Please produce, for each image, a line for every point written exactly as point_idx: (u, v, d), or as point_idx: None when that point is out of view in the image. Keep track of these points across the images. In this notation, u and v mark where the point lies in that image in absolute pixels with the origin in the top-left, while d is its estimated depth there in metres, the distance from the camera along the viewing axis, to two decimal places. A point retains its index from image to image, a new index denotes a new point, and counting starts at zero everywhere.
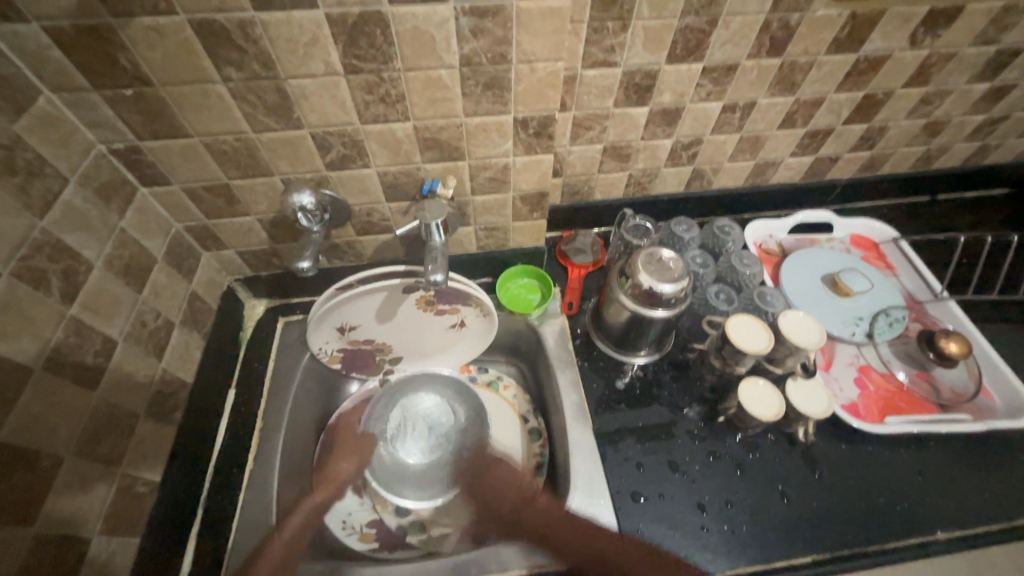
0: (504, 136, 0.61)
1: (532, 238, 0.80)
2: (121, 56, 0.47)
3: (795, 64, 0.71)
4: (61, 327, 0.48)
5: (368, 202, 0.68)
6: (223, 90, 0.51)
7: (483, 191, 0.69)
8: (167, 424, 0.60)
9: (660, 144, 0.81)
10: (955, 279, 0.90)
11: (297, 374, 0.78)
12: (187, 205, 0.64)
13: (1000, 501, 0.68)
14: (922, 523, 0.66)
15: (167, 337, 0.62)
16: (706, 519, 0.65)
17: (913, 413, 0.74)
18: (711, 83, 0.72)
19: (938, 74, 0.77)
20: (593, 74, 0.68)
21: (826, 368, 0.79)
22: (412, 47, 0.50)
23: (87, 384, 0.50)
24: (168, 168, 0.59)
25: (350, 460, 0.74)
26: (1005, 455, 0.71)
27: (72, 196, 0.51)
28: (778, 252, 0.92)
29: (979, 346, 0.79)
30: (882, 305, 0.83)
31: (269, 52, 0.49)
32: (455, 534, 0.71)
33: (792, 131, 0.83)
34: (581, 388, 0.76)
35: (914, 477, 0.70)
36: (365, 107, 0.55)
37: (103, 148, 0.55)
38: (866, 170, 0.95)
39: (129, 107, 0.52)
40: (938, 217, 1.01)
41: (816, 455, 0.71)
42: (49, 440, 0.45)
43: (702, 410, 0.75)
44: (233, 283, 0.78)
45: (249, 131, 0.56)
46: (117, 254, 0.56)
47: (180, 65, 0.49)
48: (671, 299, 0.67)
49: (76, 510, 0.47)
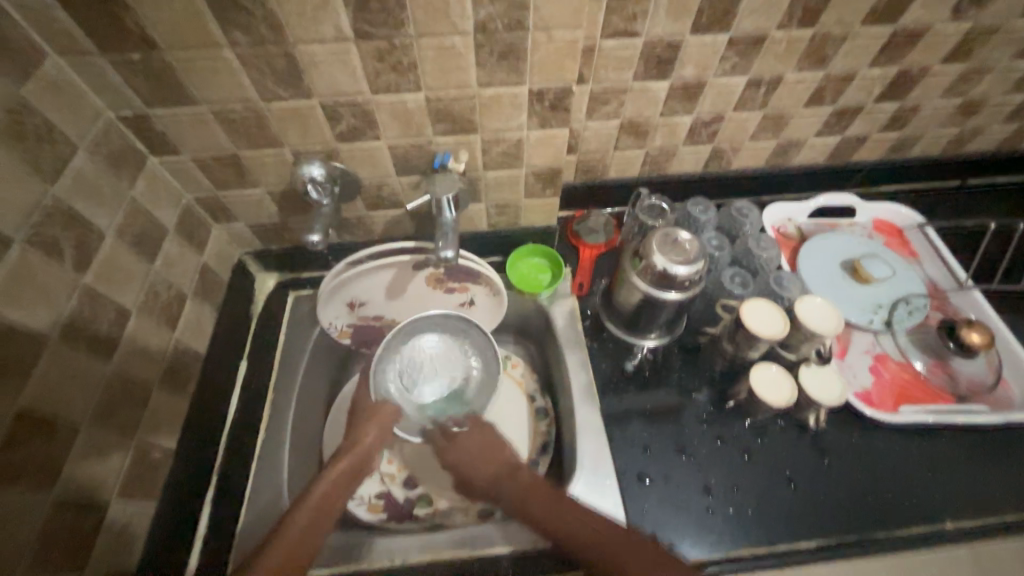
0: (518, 108, 0.59)
1: (544, 216, 0.79)
2: (127, 17, 0.46)
3: (827, 36, 0.67)
4: (76, 296, 0.48)
5: (378, 177, 0.67)
6: (230, 56, 0.50)
7: (495, 167, 0.67)
8: (180, 394, 0.61)
9: (679, 121, 0.78)
10: (981, 268, 0.87)
11: (307, 348, 0.78)
12: (197, 177, 0.63)
13: (1013, 493, 0.67)
14: (930, 513, 0.66)
15: (179, 309, 0.63)
16: (710, 502, 0.65)
17: (927, 404, 0.73)
18: (736, 56, 0.68)
19: (981, 49, 0.72)
20: (612, 45, 0.65)
21: (840, 356, 0.77)
22: (425, 11, 0.48)
23: (102, 353, 0.51)
24: (177, 137, 0.58)
25: (351, 454, 0.64)
26: (1021, 449, 0.70)
27: (83, 164, 0.51)
28: (797, 237, 0.89)
29: (1002, 338, 0.77)
30: (902, 293, 0.81)
31: (277, 16, 0.47)
32: (462, 508, 0.73)
33: (818, 109, 0.79)
34: (589, 369, 0.76)
35: (924, 468, 0.69)
36: (376, 76, 0.54)
37: (112, 116, 0.54)
38: (895, 151, 0.91)
39: (137, 73, 0.51)
40: (967, 203, 0.97)
41: (826, 442, 0.71)
42: (66, 406, 0.46)
43: (711, 395, 0.74)
44: (244, 256, 0.78)
45: (258, 100, 0.55)
46: (128, 224, 0.56)
47: (187, 28, 0.47)
48: (685, 281, 0.66)
49: (94, 474, 0.49)
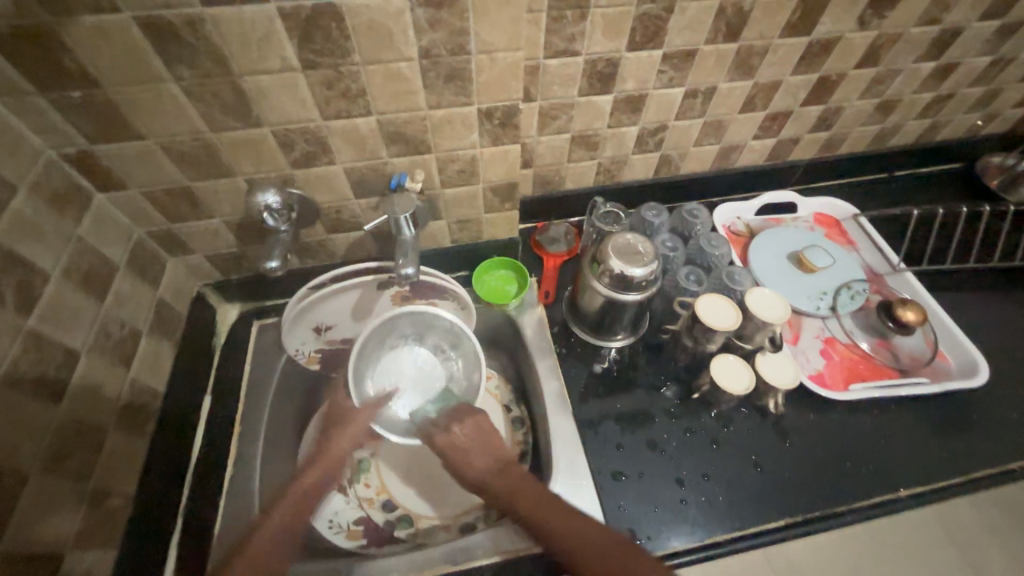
0: (469, 128, 0.62)
1: (506, 229, 0.81)
2: (64, 56, 0.45)
3: (751, 48, 0.73)
4: (18, 340, 0.47)
5: (337, 200, 0.67)
6: (176, 90, 0.50)
7: (453, 185, 0.69)
8: (138, 435, 0.59)
9: (627, 131, 0.82)
10: (913, 250, 0.94)
11: (275, 377, 0.77)
12: (148, 211, 0.62)
13: (958, 457, 0.72)
14: (887, 482, 0.70)
15: (134, 347, 0.61)
16: (684, 493, 0.67)
17: (875, 380, 0.78)
18: (671, 69, 0.73)
19: (888, 55, 0.80)
20: (555, 64, 0.68)
21: (794, 342, 0.82)
22: (369, 40, 0.50)
23: (50, 398, 0.49)
24: (124, 172, 0.57)
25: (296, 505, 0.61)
26: (962, 415, 0.76)
27: (23, 205, 0.49)
28: (746, 234, 0.95)
29: (935, 314, 0.83)
30: (843, 279, 0.87)
31: (222, 50, 0.48)
32: (443, 525, 0.72)
33: (753, 114, 0.85)
34: (560, 375, 0.78)
35: (878, 440, 0.73)
36: (326, 102, 0.55)
37: (54, 154, 0.53)
38: (826, 150, 0.99)
39: (78, 111, 0.50)
40: (896, 192, 1.05)
41: (787, 425, 0.74)
42: (12, 455, 0.44)
43: (678, 389, 0.77)
44: (204, 288, 0.77)
45: (207, 131, 0.55)
46: (74, 263, 0.54)
47: (129, 66, 0.47)
48: (642, 282, 0.69)
49: (45, 525, 0.46)
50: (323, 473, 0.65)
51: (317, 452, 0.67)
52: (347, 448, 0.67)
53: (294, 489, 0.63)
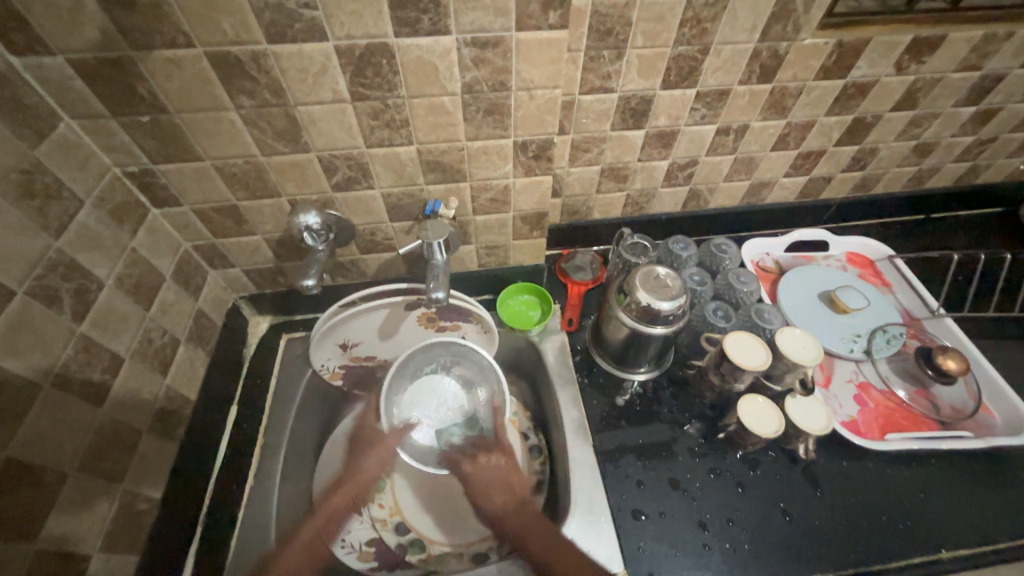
0: (504, 158, 0.63)
1: (533, 255, 0.82)
2: (140, 84, 0.49)
3: (785, 89, 0.73)
4: (71, 344, 0.49)
5: (372, 223, 0.70)
6: (234, 117, 0.54)
7: (484, 212, 0.71)
8: (169, 441, 0.61)
9: (657, 165, 0.83)
10: (952, 295, 0.91)
11: (299, 391, 0.78)
12: (196, 225, 0.66)
13: (1006, 520, 0.67)
14: (926, 542, 0.65)
15: (172, 355, 0.63)
16: (707, 538, 0.64)
17: (913, 431, 0.74)
18: (704, 107, 0.74)
19: (926, 98, 0.79)
20: (590, 100, 0.70)
21: (825, 385, 0.79)
22: (416, 76, 0.53)
23: (93, 401, 0.51)
24: (179, 190, 0.61)
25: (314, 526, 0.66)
26: (1010, 475, 0.71)
27: (87, 217, 0.53)
28: (775, 270, 0.93)
29: (978, 363, 0.79)
30: (878, 322, 0.84)
31: (280, 82, 0.51)
32: (456, 553, 0.71)
33: (785, 152, 0.85)
34: (581, 405, 0.77)
35: (916, 495, 0.69)
36: (370, 131, 0.58)
37: (119, 171, 0.57)
38: (860, 189, 0.97)
39: (145, 133, 0.54)
40: (933, 234, 1.02)
41: (817, 473, 0.71)
42: (54, 455, 0.46)
43: (702, 428, 0.75)
44: (239, 300, 0.80)
45: (259, 155, 0.58)
46: (126, 273, 0.57)
47: (195, 94, 0.51)
48: (669, 315, 0.68)
49: (76, 526, 0.48)
50: (351, 494, 0.70)
51: (347, 470, 0.71)
52: (371, 467, 0.71)
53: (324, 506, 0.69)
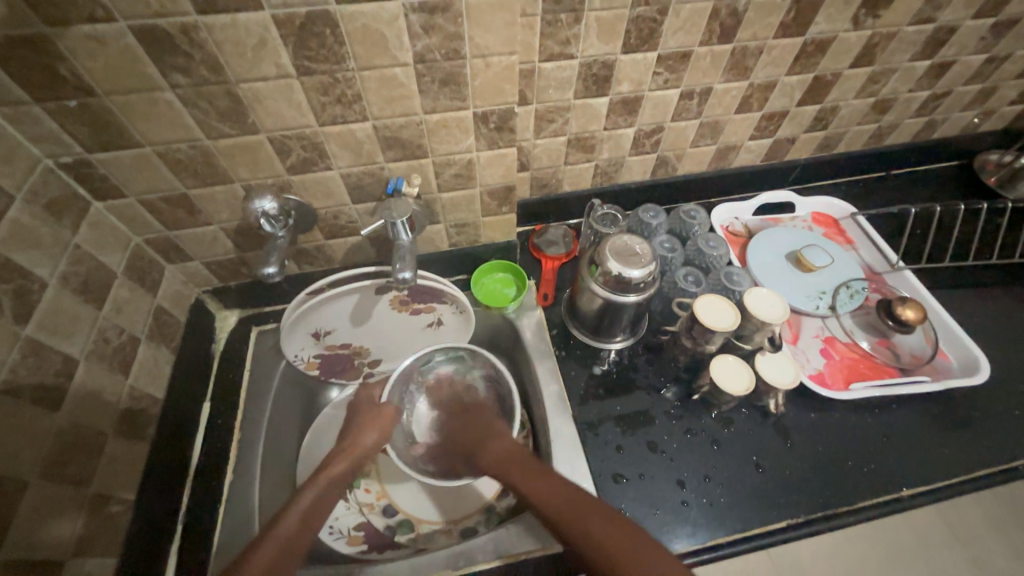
0: (465, 131, 0.62)
1: (503, 232, 0.81)
2: (61, 65, 0.46)
3: (745, 49, 0.73)
4: (17, 348, 0.47)
5: (334, 206, 0.68)
6: (172, 97, 0.50)
7: (450, 189, 0.69)
8: (138, 441, 0.59)
9: (623, 133, 0.82)
10: (911, 248, 0.94)
11: (274, 383, 0.77)
12: (145, 218, 0.63)
13: (961, 455, 0.72)
14: (889, 482, 0.69)
15: (133, 354, 0.61)
16: (685, 495, 0.67)
17: (875, 379, 0.77)
18: (666, 71, 0.73)
19: (883, 53, 0.80)
20: (550, 67, 0.68)
21: (793, 341, 0.81)
22: (364, 45, 0.50)
23: (48, 406, 0.49)
24: (122, 180, 0.57)
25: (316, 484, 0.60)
26: (967, 415, 0.75)
27: (20, 213, 0.49)
28: (744, 234, 0.95)
29: (934, 311, 0.83)
30: (842, 278, 0.87)
31: (217, 57, 0.48)
32: (444, 529, 0.72)
33: (749, 115, 0.85)
34: (559, 377, 0.77)
35: (879, 439, 0.73)
36: (322, 108, 0.55)
37: (51, 163, 0.53)
38: (823, 149, 0.99)
39: (75, 119, 0.50)
40: (894, 190, 1.05)
41: (787, 425, 0.74)
42: (11, 464, 0.44)
43: (678, 391, 0.76)
44: (202, 294, 0.77)
45: (204, 138, 0.55)
46: (72, 271, 0.54)
47: (125, 73, 0.47)
48: (640, 283, 0.69)
49: (44, 533, 0.46)
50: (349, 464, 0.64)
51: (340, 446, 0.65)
52: (372, 444, 0.67)
53: (323, 478, 0.61)
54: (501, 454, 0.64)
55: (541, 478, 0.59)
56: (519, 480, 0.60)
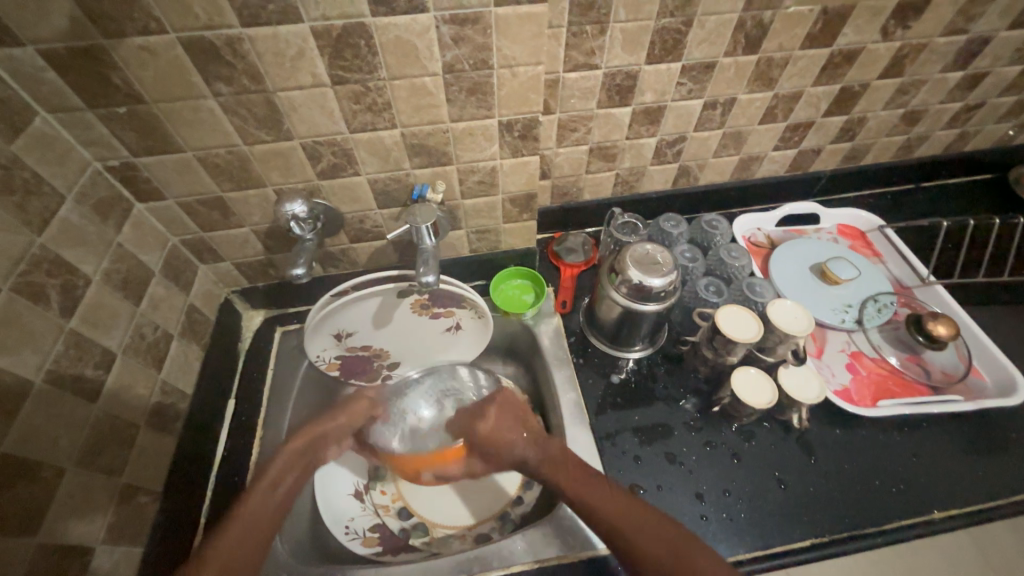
0: (489, 139, 0.63)
1: (524, 238, 0.82)
2: (115, 75, 0.49)
3: (770, 60, 0.73)
4: (61, 340, 0.49)
5: (360, 210, 0.69)
6: (214, 105, 0.53)
7: (473, 195, 0.71)
8: (166, 435, 0.61)
9: (645, 143, 0.82)
10: (942, 263, 0.91)
11: (297, 382, 0.79)
12: (183, 219, 0.65)
13: (996, 478, 0.69)
14: (920, 504, 0.67)
15: (165, 350, 0.63)
16: (705, 509, 0.65)
17: (904, 396, 0.75)
18: (690, 81, 0.74)
19: (912, 64, 0.79)
20: (575, 77, 0.69)
21: (818, 355, 0.80)
22: (395, 56, 0.52)
23: (87, 396, 0.51)
24: (162, 183, 0.60)
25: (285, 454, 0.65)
26: (1002, 436, 0.72)
27: (70, 213, 0.52)
28: (767, 245, 0.94)
29: (967, 329, 0.80)
30: (870, 291, 0.85)
31: (257, 67, 0.50)
32: (458, 535, 0.72)
33: (773, 125, 0.84)
34: (577, 386, 0.77)
35: (908, 458, 0.70)
36: (353, 115, 0.57)
37: (100, 166, 0.56)
38: (849, 161, 0.97)
39: (124, 124, 0.53)
40: (924, 203, 1.02)
41: (811, 441, 0.72)
42: (50, 450, 0.46)
43: (697, 402, 0.75)
44: (231, 294, 0.79)
45: (241, 144, 0.57)
46: (114, 268, 0.57)
47: (172, 83, 0.50)
48: (660, 293, 0.69)
49: (79, 519, 0.48)
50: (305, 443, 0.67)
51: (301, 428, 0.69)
52: (335, 427, 0.71)
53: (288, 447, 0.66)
54: (558, 459, 0.64)
55: (596, 486, 0.59)
56: (574, 487, 0.59)
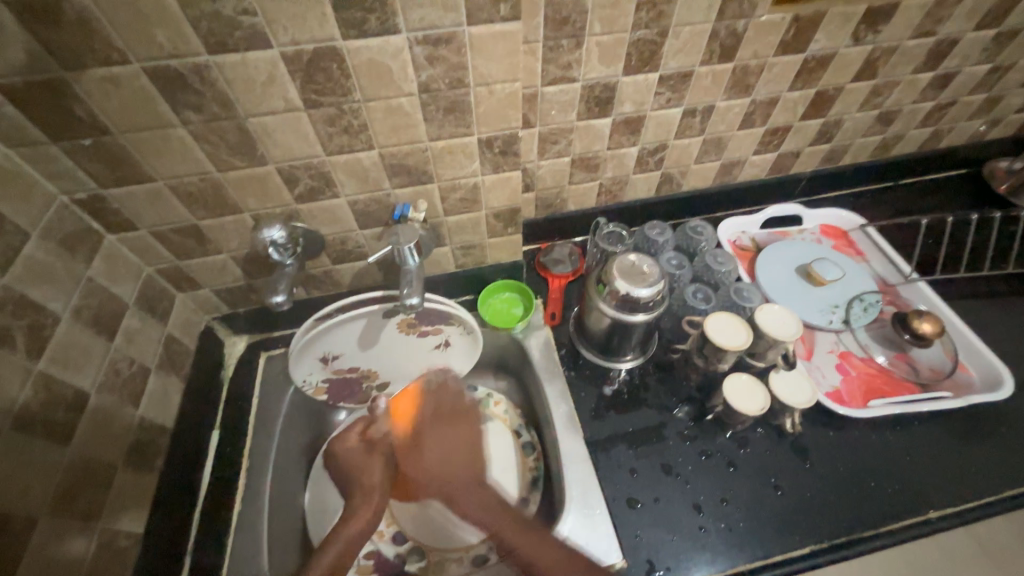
0: (470, 156, 0.62)
1: (509, 252, 0.81)
2: (77, 105, 0.47)
3: (746, 67, 0.73)
4: (29, 383, 0.47)
5: (341, 232, 0.68)
6: (184, 133, 0.52)
7: (456, 212, 0.70)
8: (146, 473, 0.59)
9: (626, 152, 0.82)
10: (924, 259, 0.93)
11: (283, 409, 0.76)
12: (157, 249, 0.64)
13: (988, 472, 0.69)
14: (916, 503, 0.67)
15: (143, 384, 0.61)
16: (703, 520, 0.65)
17: (894, 395, 0.76)
18: (668, 91, 0.74)
19: (884, 67, 0.80)
20: (553, 91, 0.69)
21: (807, 357, 0.80)
22: (369, 78, 0.51)
23: (59, 440, 0.49)
24: (134, 214, 0.58)
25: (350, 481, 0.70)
26: (991, 430, 0.73)
27: (35, 250, 0.50)
28: (752, 248, 0.94)
29: (951, 324, 0.81)
30: (856, 291, 0.86)
31: (227, 94, 0.49)
32: (455, 558, 0.70)
33: (752, 131, 0.85)
34: (570, 398, 0.76)
35: (902, 458, 0.70)
36: (329, 138, 0.56)
37: (66, 199, 0.55)
38: (828, 162, 0.98)
39: (89, 156, 0.52)
40: (903, 200, 1.04)
41: (806, 445, 0.72)
42: (19, 500, 0.44)
43: (690, 410, 0.75)
44: (212, 322, 0.77)
45: (214, 171, 0.56)
46: (85, 304, 0.55)
47: (137, 110, 0.49)
48: (648, 303, 0.68)
49: (53, 570, 0.46)
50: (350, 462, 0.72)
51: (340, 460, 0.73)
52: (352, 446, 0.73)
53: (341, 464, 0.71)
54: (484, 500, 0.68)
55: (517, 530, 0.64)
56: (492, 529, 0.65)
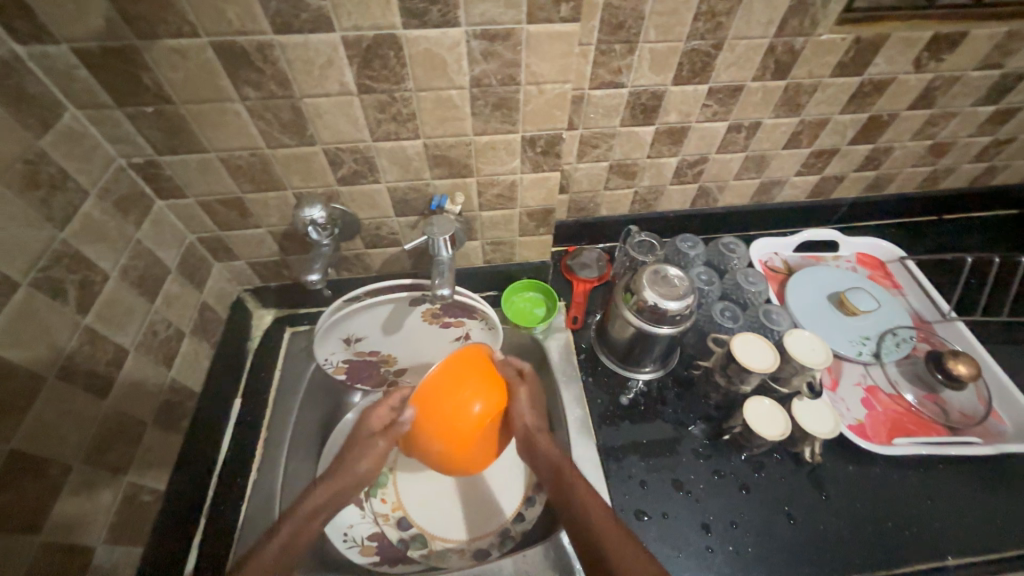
0: (511, 154, 0.63)
1: (538, 252, 0.81)
2: (145, 74, 0.49)
3: (799, 87, 0.72)
4: (76, 336, 0.49)
5: (377, 217, 0.69)
6: (240, 108, 0.53)
7: (491, 208, 0.70)
8: (173, 433, 0.61)
9: (666, 162, 0.81)
10: (964, 298, 0.89)
11: (303, 384, 0.78)
12: (201, 217, 0.65)
13: (1012, 526, 0.67)
14: (933, 549, 0.65)
15: (177, 347, 0.63)
16: (710, 540, 0.64)
17: (921, 435, 0.73)
18: (716, 104, 0.73)
19: (944, 97, 0.77)
20: (600, 95, 0.69)
21: (832, 388, 0.78)
22: (423, 68, 0.52)
23: (98, 393, 0.51)
24: (184, 182, 0.60)
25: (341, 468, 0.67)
26: (1020, 482, 0.70)
27: (92, 209, 0.52)
28: (784, 270, 0.92)
29: (988, 368, 0.78)
30: (889, 324, 0.83)
31: (286, 73, 0.50)
32: (457, 549, 0.71)
33: (797, 151, 0.83)
34: (584, 403, 0.76)
35: (922, 501, 0.68)
36: (377, 124, 0.57)
37: (124, 162, 0.57)
38: (872, 189, 0.96)
39: (150, 123, 0.53)
40: (946, 236, 1.01)
41: (823, 477, 0.70)
42: (58, 446, 0.46)
43: (706, 428, 0.74)
44: (244, 292, 0.80)
45: (265, 147, 0.57)
46: (131, 265, 0.57)
47: (200, 84, 0.50)
48: (675, 316, 0.68)
49: (82, 517, 0.48)
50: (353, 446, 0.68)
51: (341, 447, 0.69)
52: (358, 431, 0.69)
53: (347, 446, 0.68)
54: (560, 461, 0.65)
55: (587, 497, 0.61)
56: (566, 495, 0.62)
